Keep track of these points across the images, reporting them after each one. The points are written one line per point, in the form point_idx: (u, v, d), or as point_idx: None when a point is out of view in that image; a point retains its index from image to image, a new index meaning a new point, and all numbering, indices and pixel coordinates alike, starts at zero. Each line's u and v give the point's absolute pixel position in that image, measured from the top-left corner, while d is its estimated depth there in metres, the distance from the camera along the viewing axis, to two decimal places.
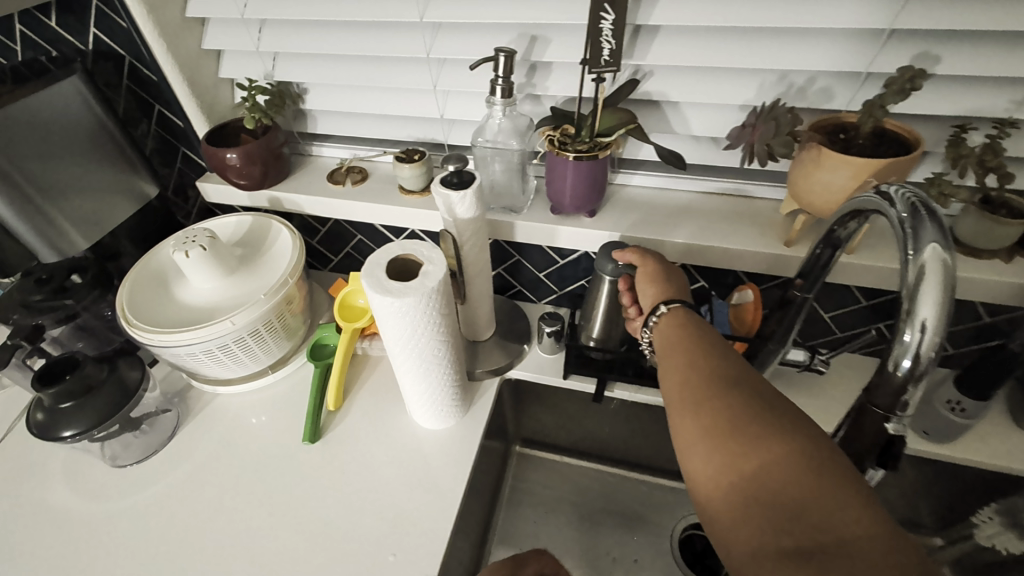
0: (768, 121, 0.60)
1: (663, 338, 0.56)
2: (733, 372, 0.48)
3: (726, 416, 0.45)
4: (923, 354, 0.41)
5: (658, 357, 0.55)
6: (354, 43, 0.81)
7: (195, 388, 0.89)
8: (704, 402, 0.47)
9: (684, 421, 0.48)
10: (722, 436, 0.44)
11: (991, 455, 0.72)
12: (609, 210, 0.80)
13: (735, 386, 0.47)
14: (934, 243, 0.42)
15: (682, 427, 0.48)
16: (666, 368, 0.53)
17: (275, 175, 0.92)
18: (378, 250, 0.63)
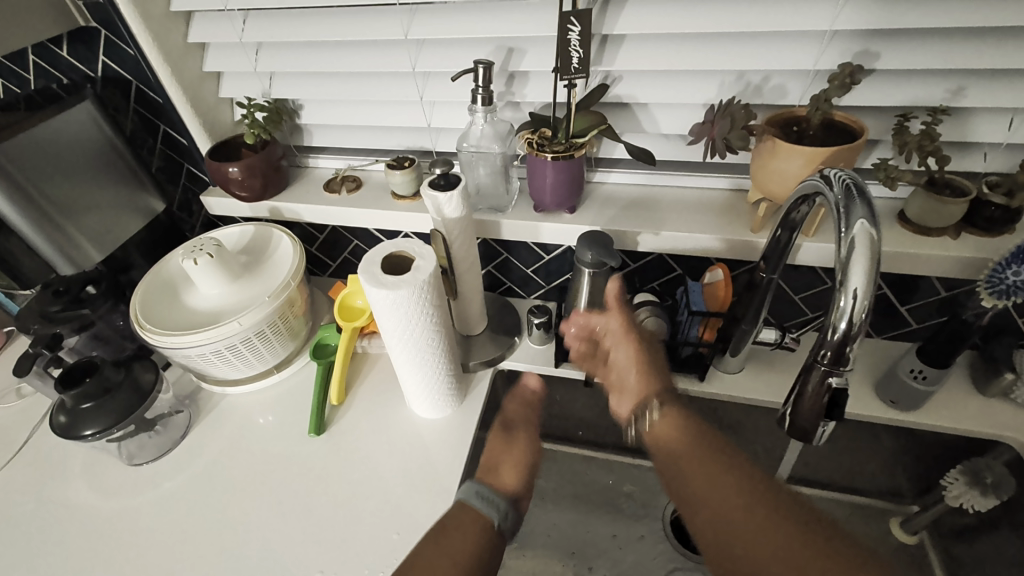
0: (724, 117, 0.66)
1: (666, 433, 0.66)
2: (739, 472, 0.58)
3: (738, 512, 0.54)
4: (856, 317, 0.47)
5: (659, 446, 0.65)
6: (345, 60, 0.87)
7: (205, 389, 0.94)
8: (715, 500, 0.56)
9: (702, 518, 0.57)
10: (737, 531, 0.53)
11: (953, 420, 0.77)
12: (588, 206, 0.86)
13: (740, 485, 0.56)
14: (862, 219, 0.47)
15: (702, 525, 0.57)
16: (675, 462, 0.62)
17: (275, 186, 0.98)
18: (373, 248, 0.68)
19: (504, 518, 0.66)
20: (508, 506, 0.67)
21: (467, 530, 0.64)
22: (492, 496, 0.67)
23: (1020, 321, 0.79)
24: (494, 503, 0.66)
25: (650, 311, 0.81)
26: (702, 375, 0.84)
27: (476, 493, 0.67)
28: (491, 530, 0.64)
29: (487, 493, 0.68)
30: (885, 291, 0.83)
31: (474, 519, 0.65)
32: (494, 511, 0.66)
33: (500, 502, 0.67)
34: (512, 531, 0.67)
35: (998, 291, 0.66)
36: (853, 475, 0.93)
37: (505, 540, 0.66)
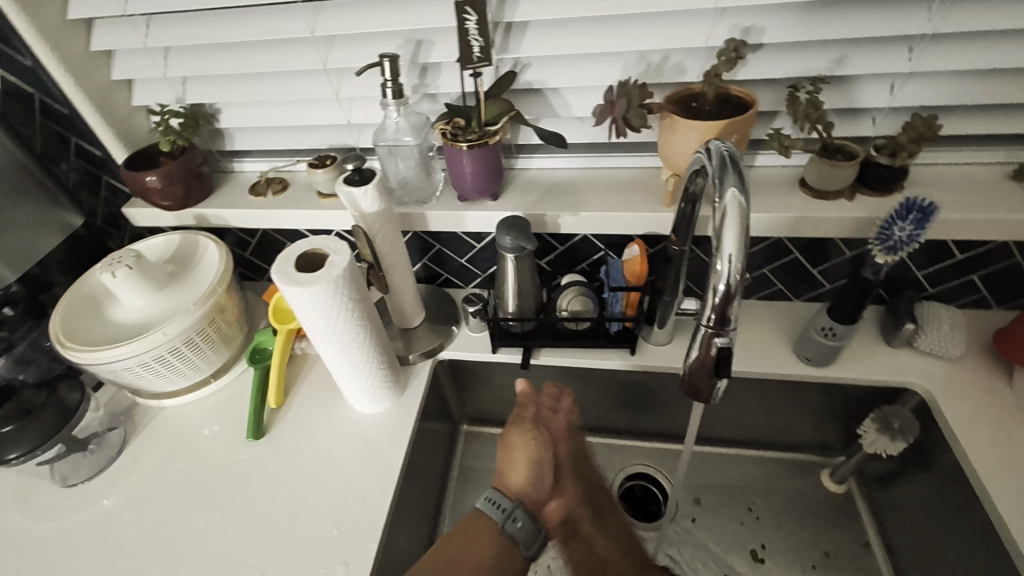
0: (622, 96, 0.69)
1: None
2: None
3: None
4: (732, 278, 0.49)
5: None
6: (256, 61, 0.86)
7: (140, 404, 0.93)
8: None
9: None
10: None
11: (861, 372, 0.82)
12: (511, 192, 0.88)
13: None
14: (732, 187, 0.50)
15: None
16: None
17: (198, 193, 0.96)
18: (287, 248, 0.69)
19: (510, 521, 0.70)
20: (514, 506, 0.71)
21: (474, 535, 0.69)
22: (500, 499, 0.71)
23: (918, 275, 0.85)
24: (499, 504, 0.71)
25: (576, 291, 0.85)
26: (633, 348, 0.88)
27: (487, 501, 0.71)
28: (497, 533, 0.69)
29: (496, 497, 0.72)
30: (797, 256, 0.87)
31: (484, 523, 0.70)
32: (499, 512, 0.70)
33: (506, 504, 0.71)
34: (527, 532, 0.70)
35: (887, 248, 0.69)
36: (785, 433, 0.96)
37: (515, 542, 0.69)
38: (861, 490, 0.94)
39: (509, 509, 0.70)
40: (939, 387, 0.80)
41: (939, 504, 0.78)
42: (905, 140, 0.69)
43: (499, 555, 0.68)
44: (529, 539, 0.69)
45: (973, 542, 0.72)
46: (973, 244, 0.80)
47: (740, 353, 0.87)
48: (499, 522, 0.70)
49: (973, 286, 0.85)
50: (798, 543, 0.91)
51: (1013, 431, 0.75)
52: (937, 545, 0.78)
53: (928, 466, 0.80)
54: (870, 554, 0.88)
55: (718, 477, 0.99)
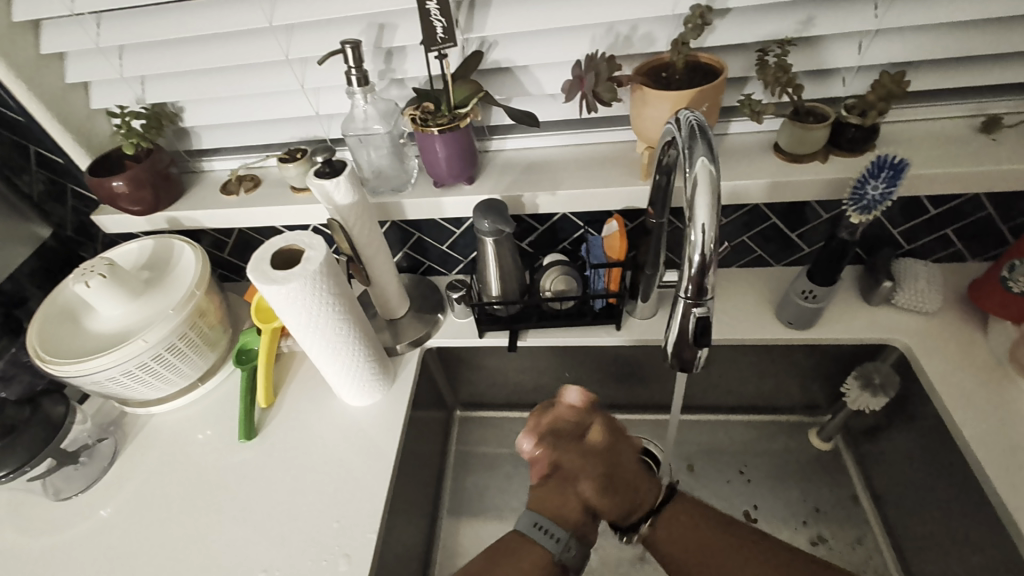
0: (590, 71, 0.68)
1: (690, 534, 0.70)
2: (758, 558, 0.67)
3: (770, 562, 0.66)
4: (707, 247, 0.50)
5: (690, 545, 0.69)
6: (215, 55, 0.84)
7: (128, 414, 0.92)
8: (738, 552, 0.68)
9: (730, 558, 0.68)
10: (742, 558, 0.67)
11: (841, 332, 0.84)
12: (487, 175, 0.87)
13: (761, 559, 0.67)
14: (703, 156, 0.49)
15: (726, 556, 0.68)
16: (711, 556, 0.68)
17: (169, 196, 0.94)
18: (262, 246, 0.68)
19: (565, 552, 0.65)
20: (567, 537, 0.65)
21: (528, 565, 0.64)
22: (552, 528, 0.66)
23: (894, 233, 0.86)
24: (552, 535, 0.65)
25: (559, 270, 0.85)
26: (619, 324, 0.89)
27: (533, 526, 0.66)
28: (549, 564, 0.64)
29: (546, 524, 0.66)
30: (775, 222, 0.87)
31: (530, 551, 0.65)
32: (552, 543, 0.65)
33: (558, 535, 0.65)
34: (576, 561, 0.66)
35: (861, 207, 0.69)
36: (772, 396, 0.98)
37: (565, 570, 0.66)
38: (848, 446, 0.96)
39: (564, 540, 0.65)
40: (918, 341, 0.82)
41: (921, 453, 0.81)
42: (874, 99, 0.69)
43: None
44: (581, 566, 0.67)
45: (956, 488, 0.74)
46: (946, 199, 0.81)
47: (724, 321, 0.88)
48: (551, 552, 0.65)
49: (947, 240, 0.86)
50: (790, 501, 0.93)
51: (989, 379, 0.77)
52: (921, 493, 0.81)
53: (910, 418, 0.82)
54: (858, 506, 0.91)
55: (710, 443, 1.00)
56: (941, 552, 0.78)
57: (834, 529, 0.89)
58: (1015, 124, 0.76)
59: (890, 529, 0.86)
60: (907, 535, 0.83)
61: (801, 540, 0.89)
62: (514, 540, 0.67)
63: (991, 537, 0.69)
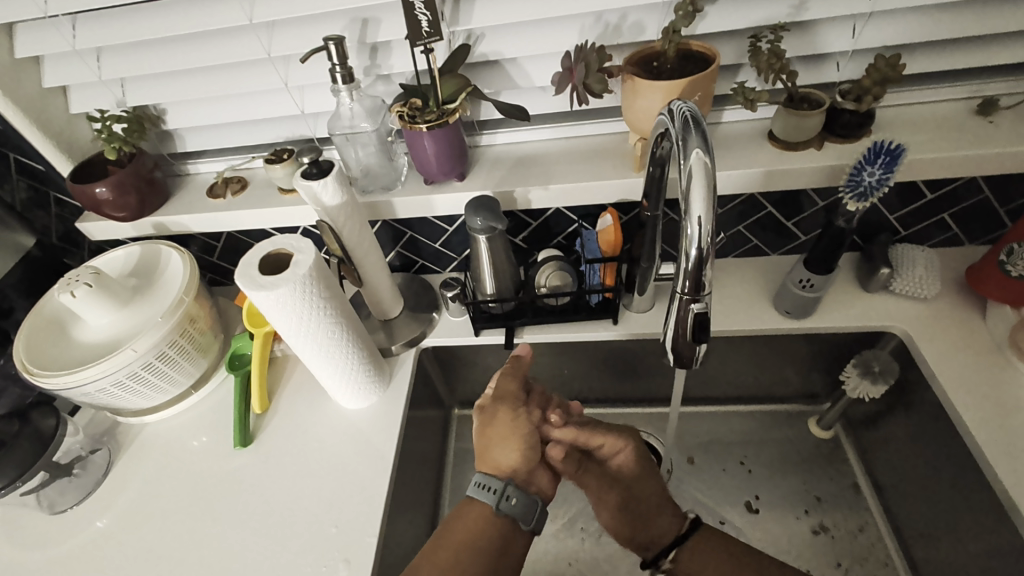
0: (580, 62, 0.67)
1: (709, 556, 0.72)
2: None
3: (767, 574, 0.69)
4: (703, 241, 0.48)
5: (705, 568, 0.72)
6: (196, 55, 0.82)
7: (121, 423, 0.90)
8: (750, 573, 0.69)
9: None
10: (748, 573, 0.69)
11: (839, 320, 0.83)
12: (477, 171, 0.85)
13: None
14: (697, 148, 0.48)
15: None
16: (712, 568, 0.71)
17: (154, 200, 0.92)
18: (249, 251, 0.67)
19: (504, 501, 0.67)
20: (504, 485, 0.68)
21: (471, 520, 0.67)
22: (491, 482, 0.68)
23: (891, 219, 0.85)
24: (489, 488, 0.68)
25: (554, 266, 0.84)
26: (615, 318, 0.88)
27: (475, 484, 0.68)
28: (492, 516, 0.67)
29: (484, 480, 0.68)
30: (771, 210, 0.86)
31: (475, 506, 0.67)
32: (491, 495, 0.67)
33: (496, 485, 0.68)
34: (521, 509, 0.67)
35: (858, 194, 0.68)
36: (771, 385, 0.97)
37: (513, 520, 0.67)
38: (847, 434, 0.96)
39: (501, 490, 0.67)
40: (916, 327, 0.81)
41: (922, 440, 0.80)
42: (870, 84, 0.68)
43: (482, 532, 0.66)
44: (526, 515, 0.67)
45: (957, 474, 0.74)
46: (943, 183, 0.80)
47: (722, 312, 0.88)
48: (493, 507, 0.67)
49: (945, 225, 0.85)
50: (791, 491, 0.92)
51: (989, 364, 0.76)
52: (922, 479, 0.81)
53: (910, 405, 0.82)
54: (859, 494, 0.90)
55: (710, 435, 1.00)
56: (943, 539, 0.77)
57: (836, 517, 0.89)
58: (1012, 105, 0.75)
59: (892, 516, 0.86)
60: (908, 522, 0.83)
61: (803, 529, 0.89)
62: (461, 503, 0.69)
63: (993, 523, 0.69)
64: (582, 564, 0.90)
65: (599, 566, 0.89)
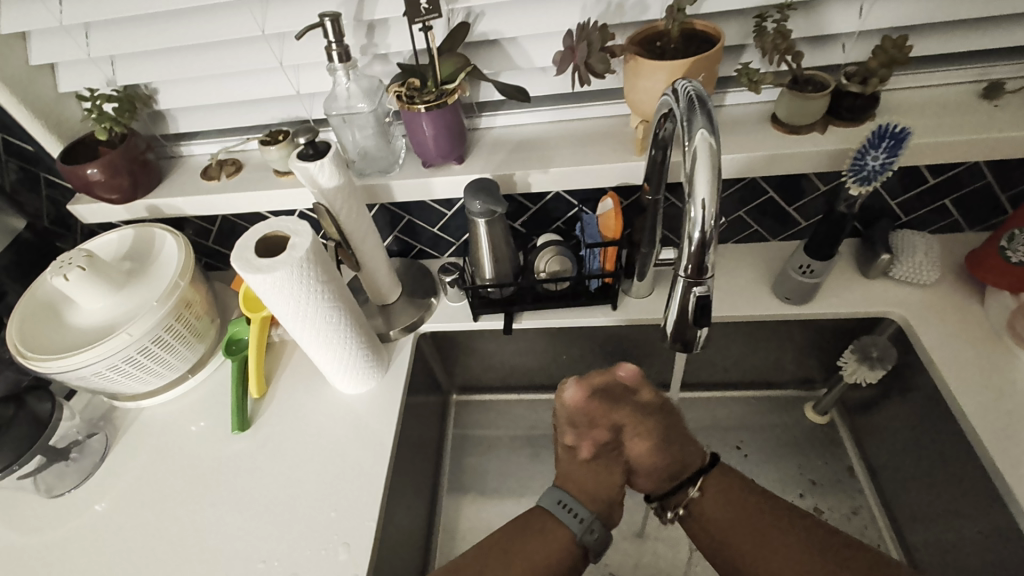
0: (582, 40, 0.65)
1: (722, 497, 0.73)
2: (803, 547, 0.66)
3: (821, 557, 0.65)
4: (707, 224, 0.48)
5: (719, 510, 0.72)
6: (187, 31, 0.79)
7: (118, 408, 0.90)
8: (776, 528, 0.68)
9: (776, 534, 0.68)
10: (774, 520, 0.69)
11: (838, 306, 0.83)
12: (476, 154, 0.84)
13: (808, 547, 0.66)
14: (702, 129, 0.47)
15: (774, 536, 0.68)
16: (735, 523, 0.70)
17: (147, 182, 0.91)
18: (245, 233, 0.66)
19: (588, 533, 0.70)
20: (590, 518, 0.71)
21: (548, 539, 0.69)
22: (577, 509, 0.72)
23: (892, 204, 0.85)
24: (575, 514, 0.71)
25: (553, 251, 0.83)
26: (615, 303, 0.87)
27: (556, 502, 0.73)
28: (572, 544, 0.69)
29: (569, 503, 0.72)
30: (773, 195, 0.85)
31: (555, 526, 0.71)
32: (576, 522, 0.71)
33: (582, 515, 0.71)
34: (599, 544, 0.70)
35: (861, 178, 0.67)
36: (769, 371, 0.98)
37: (587, 553, 0.70)
38: (842, 419, 0.96)
39: (587, 521, 0.71)
40: (914, 313, 0.81)
41: (917, 425, 0.81)
42: (876, 65, 0.67)
43: (556, 559, 0.68)
44: (601, 549, 0.71)
45: (952, 460, 0.74)
46: (945, 168, 0.79)
47: (722, 298, 0.87)
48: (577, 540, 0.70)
49: (945, 211, 0.85)
50: (786, 474, 0.93)
51: (987, 350, 0.76)
52: (917, 464, 0.81)
53: (906, 391, 0.82)
54: (854, 477, 0.91)
55: (708, 420, 1.00)
56: (935, 521, 0.79)
57: (830, 501, 0.90)
58: (1017, 90, 0.74)
59: (885, 500, 0.87)
60: (903, 507, 0.84)
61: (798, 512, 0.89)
62: (540, 517, 0.72)
63: (986, 509, 0.69)
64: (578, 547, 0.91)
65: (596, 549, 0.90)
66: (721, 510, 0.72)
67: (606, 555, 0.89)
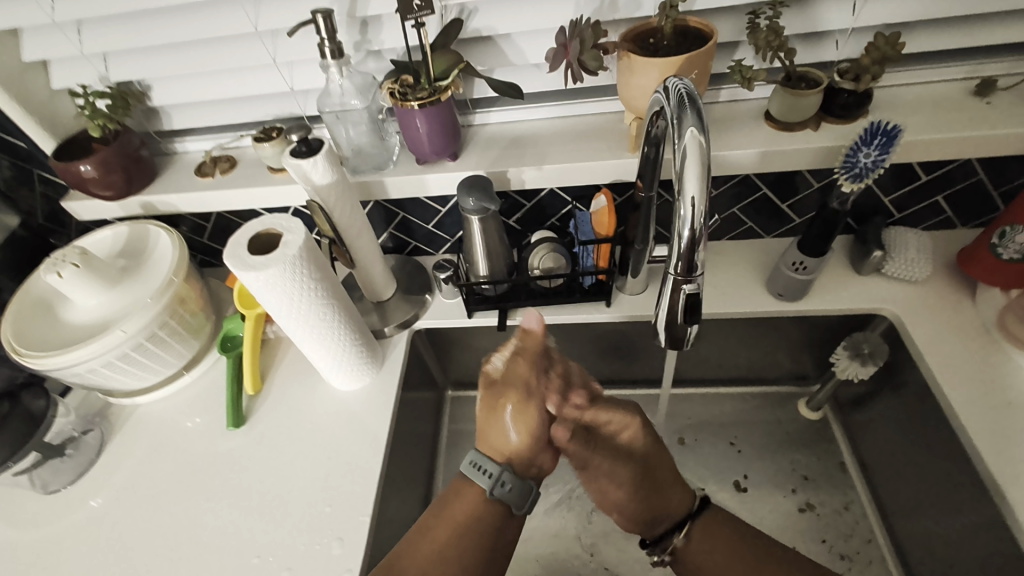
0: (575, 37, 0.65)
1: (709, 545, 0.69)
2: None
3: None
4: (697, 223, 0.48)
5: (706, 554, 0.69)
6: (180, 27, 0.79)
7: (113, 404, 0.90)
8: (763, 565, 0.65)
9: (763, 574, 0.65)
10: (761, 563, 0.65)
11: (830, 302, 0.84)
12: (470, 151, 0.84)
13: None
14: (693, 128, 0.47)
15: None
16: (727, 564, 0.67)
17: (141, 179, 0.90)
18: (237, 231, 0.66)
19: (498, 487, 0.65)
20: (500, 471, 0.65)
21: (462, 500, 0.66)
22: (486, 465, 0.66)
23: (885, 201, 0.85)
24: (487, 472, 0.66)
25: (548, 248, 0.84)
26: (609, 300, 0.88)
27: (470, 465, 0.67)
28: (484, 499, 0.65)
29: (482, 463, 0.67)
30: (766, 192, 0.86)
31: (473, 491, 0.66)
32: (485, 479, 0.65)
33: (493, 471, 0.65)
34: (516, 495, 0.65)
35: (853, 175, 0.68)
36: (763, 367, 0.98)
37: (507, 506, 0.66)
38: (835, 415, 0.97)
39: (496, 475, 0.65)
40: (906, 310, 0.81)
41: (909, 422, 0.81)
42: (868, 63, 0.67)
43: (472, 524, 0.64)
44: (521, 500, 0.66)
45: (942, 456, 0.75)
46: (938, 165, 0.79)
47: (716, 295, 0.88)
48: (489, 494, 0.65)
49: (938, 208, 0.85)
50: (779, 469, 0.94)
51: (977, 348, 0.77)
52: (908, 459, 0.82)
53: (898, 387, 0.83)
54: (845, 473, 0.92)
55: (702, 416, 1.01)
56: (924, 517, 0.79)
57: (822, 496, 0.90)
58: (1010, 87, 0.74)
59: (877, 495, 0.88)
60: (894, 502, 0.85)
61: (790, 507, 0.90)
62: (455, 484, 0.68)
63: (976, 504, 0.70)
64: (573, 543, 0.91)
65: (590, 544, 0.90)
66: (706, 551, 0.69)
67: (600, 550, 0.90)
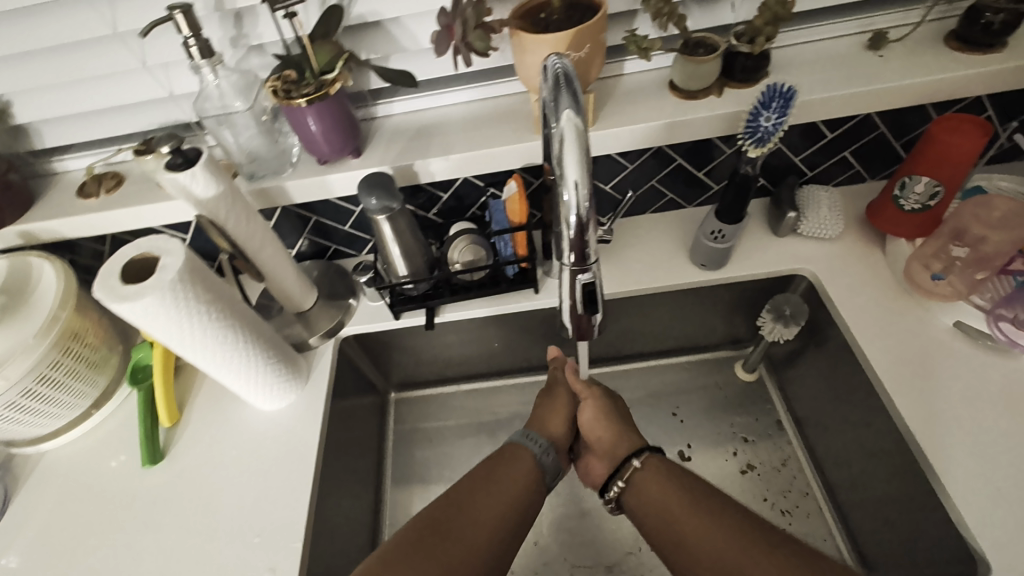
0: (457, 17, 0.61)
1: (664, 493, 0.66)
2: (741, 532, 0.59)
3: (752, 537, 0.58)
4: (582, 209, 0.46)
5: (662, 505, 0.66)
6: (29, 33, 0.71)
7: (17, 454, 0.83)
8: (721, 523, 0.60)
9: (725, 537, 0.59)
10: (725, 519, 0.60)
11: (752, 267, 0.84)
12: (374, 145, 0.79)
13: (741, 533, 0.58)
14: (568, 111, 0.44)
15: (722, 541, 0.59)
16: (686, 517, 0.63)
17: (14, 207, 0.82)
18: (109, 259, 0.60)
19: (543, 454, 0.75)
20: (548, 443, 0.76)
21: (512, 467, 0.72)
22: (536, 436, 0.77)
23: (796, 161, 0.85)
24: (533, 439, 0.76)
25: (465, 240, 0.81)
26: (536, 287, 0.86)
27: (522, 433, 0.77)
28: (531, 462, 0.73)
29: (532, 434, 0.77)
30: (681, 162, 0.85)
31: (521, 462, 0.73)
32: (535, 446, 0.75)
33: (541, 441, 0.76)
34: (554, 469, 0.75)
35: (756, 140, 0.67)
36: (698, 335, 0.99)
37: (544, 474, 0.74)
38: (770, 374, 0.99)
39: (545, 445, 0.76)
40: (823, 268, 0.83)
41: (833, 376, 0.83)
42: (762, 24, 0.66)
43: (526, 491, 0.69)
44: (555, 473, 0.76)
45: (863, 408, 0.77)
46: (841, 121, 0.80)
47: (643, 270, 0.87)
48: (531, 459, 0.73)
49: (847, 163, 0.87)
50: (720, 433, 0.96)
51: (888, 298, 0.79)
52: (834, 411, 0.84)
53: (821, 343, 0.85)
54: (781, 430, 0.94)
55: (644, 389, 1.01)
56: (852, 465, 0.82)
57: (761, 455, 0.93)
58: (900, 38, 0.75)
59: (811, 447, 0.91)
60: (826, 453, 0.88)
61: (732, 469, 0.92)
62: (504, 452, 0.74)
63: (894, 451, 0.72)
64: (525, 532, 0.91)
65: (543, 532, 0.90)
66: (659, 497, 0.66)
67: (553, 537, 0.90)
